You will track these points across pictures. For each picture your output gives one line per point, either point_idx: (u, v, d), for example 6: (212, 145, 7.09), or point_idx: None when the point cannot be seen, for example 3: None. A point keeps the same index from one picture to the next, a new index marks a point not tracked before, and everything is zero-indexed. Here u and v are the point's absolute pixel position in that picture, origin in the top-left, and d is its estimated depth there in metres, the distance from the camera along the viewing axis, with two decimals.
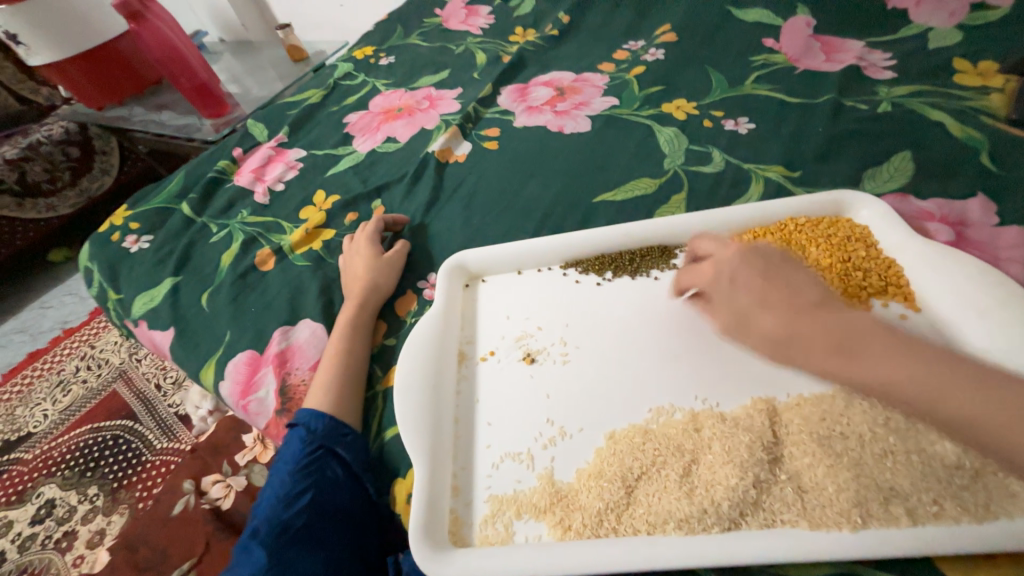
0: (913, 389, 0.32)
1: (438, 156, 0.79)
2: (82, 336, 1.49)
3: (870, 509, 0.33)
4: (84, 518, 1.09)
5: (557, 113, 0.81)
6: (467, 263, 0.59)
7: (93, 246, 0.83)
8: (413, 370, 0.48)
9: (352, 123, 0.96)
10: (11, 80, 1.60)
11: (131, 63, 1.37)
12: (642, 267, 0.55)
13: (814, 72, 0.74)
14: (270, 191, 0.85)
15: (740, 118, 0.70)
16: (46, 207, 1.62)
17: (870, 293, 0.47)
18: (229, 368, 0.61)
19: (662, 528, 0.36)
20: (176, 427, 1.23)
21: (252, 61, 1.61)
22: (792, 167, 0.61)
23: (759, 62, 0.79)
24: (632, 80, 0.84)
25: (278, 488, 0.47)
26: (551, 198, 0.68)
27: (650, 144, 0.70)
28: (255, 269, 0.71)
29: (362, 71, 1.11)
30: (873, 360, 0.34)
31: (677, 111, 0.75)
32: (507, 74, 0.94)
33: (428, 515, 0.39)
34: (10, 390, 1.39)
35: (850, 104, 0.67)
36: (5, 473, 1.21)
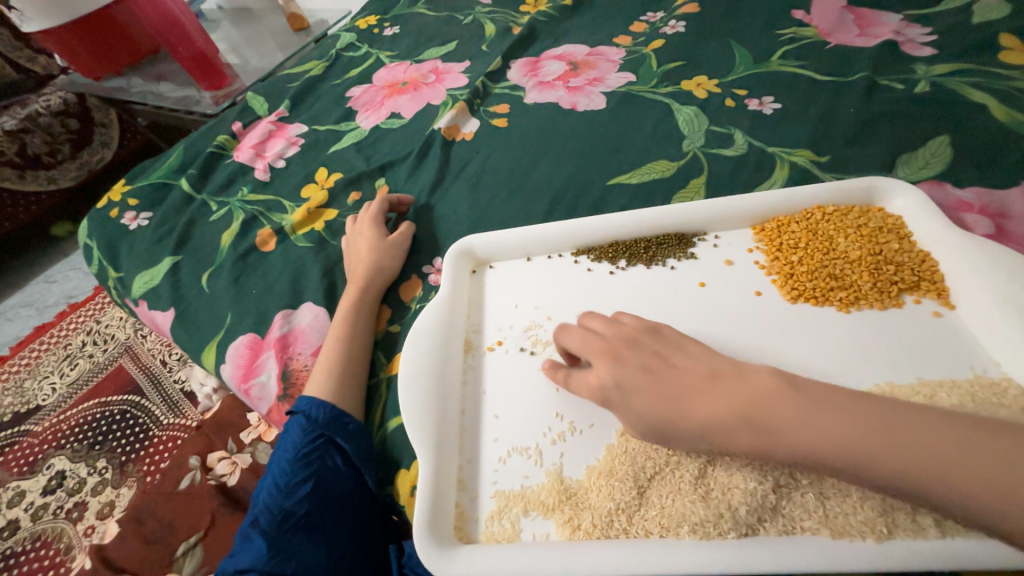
0: (894, 465, 0.26)
1: (444, 133, 0.76)
2: (87, 311, 1.49)
3: (895, 519, 0.32)
4: (94, 489, 1.11)
5: (569, 89, 0.77)
6: (475, 248, 0.57)
7: (92, 222, 0.81)
8: (418, 360, 0.46)
9: (355, 97, 0.92)
10: (9, 47, 1.56)
11: (133, 34, 1.32)
12: (658, 256, 0.52)
13: (846, 48, 0.69)
14: (270, 168, 0.82)
15: (765, 97, 0.66)
16: (47, 180, 1.59)
17: (902, 288, 0.45)
18: (230, 352, 0.60)
19: (675, 531, 0.34)
20: (182, 403, 1.24)
21: (252, 30, 1.55)
22: (820, 151, 0.58)
23: (787, 36, 0.74)
24: (650, 54, 0.79)
25: (277, 477, 0.46)
26: (563, 181, 0.64)
27: (669, 123, 0.66)
28: (256, 249, 0.69)
29: (366, 42, 1.06)
30: (827, 442, 0.28)
31: (698, 88, 0.71)
32: (518, 46, 0.89)
33: (434, 510, 0.38)
34: (18, 363, 1.40)
35: (884, 84, 0.63)
36: (16, 444, 1.23)
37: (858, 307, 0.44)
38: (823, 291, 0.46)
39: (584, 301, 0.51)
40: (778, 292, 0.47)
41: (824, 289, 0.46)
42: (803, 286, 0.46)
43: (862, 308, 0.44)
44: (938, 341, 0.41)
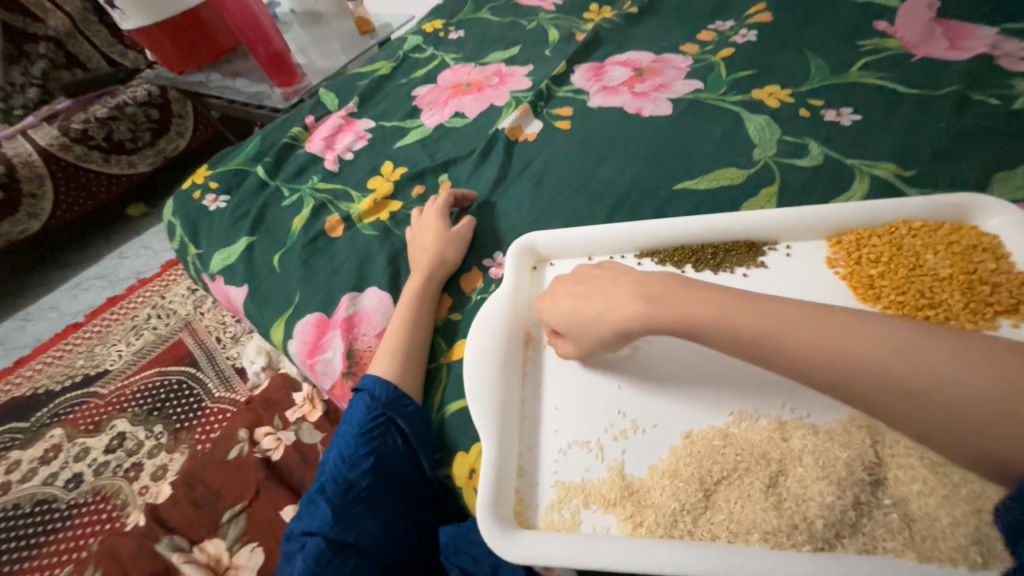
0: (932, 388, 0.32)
1: (508, 133, 0.78)
2: (153, 287, 1.61)
3: (992, 549, 0.30)
4: (150, 452, 1.20)
5: (635, 95, 0.77)
6: (537, 244, 0.57)
7: (176, 201, 0.88)
8: (483, 346, 0.48)
9: (421, 96, 0.95)
10: (103, 43, 1.77)
11: (212, 31, 1.43)
12: (727, 263, 0.51)
13: (934, 61, 0.67)
14: (339, 159, 0.86)
15: (843, 109, 0.64)
16: (128, 163, 1.74)
17: (999, 311, 0.42)
18: (298, 328, 0.63)
19: (745, 537, 0.34)
20: (233, 378, 1.32)
21: (321, 33, 1.64)
22: (904, 165, 0.56)
23: (868, 47, 0.72)
24: (718, 62, 0.78)
25: (343, 449, 0.49)
26: (625, 183, 0.65)
27: (737, 131, 0.65)
28: (325, 234, 0.73)
29: (431, 44, 1.10)
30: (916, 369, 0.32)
31: (769, 98, 0.69)
32: (582, 53, 0.90)
33: (496, 493, 0.39)
34: (91, 330, 1.52)
35: (978, 98, 0.60)
36: (83, 404, 1.33)
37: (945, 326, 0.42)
38: (911, 307, 0.44)
39: None
40: (859, 302, 0.46)
41: (911, 305, 0.44)
42: (887, 298, 0.45)
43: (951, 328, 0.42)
44: None
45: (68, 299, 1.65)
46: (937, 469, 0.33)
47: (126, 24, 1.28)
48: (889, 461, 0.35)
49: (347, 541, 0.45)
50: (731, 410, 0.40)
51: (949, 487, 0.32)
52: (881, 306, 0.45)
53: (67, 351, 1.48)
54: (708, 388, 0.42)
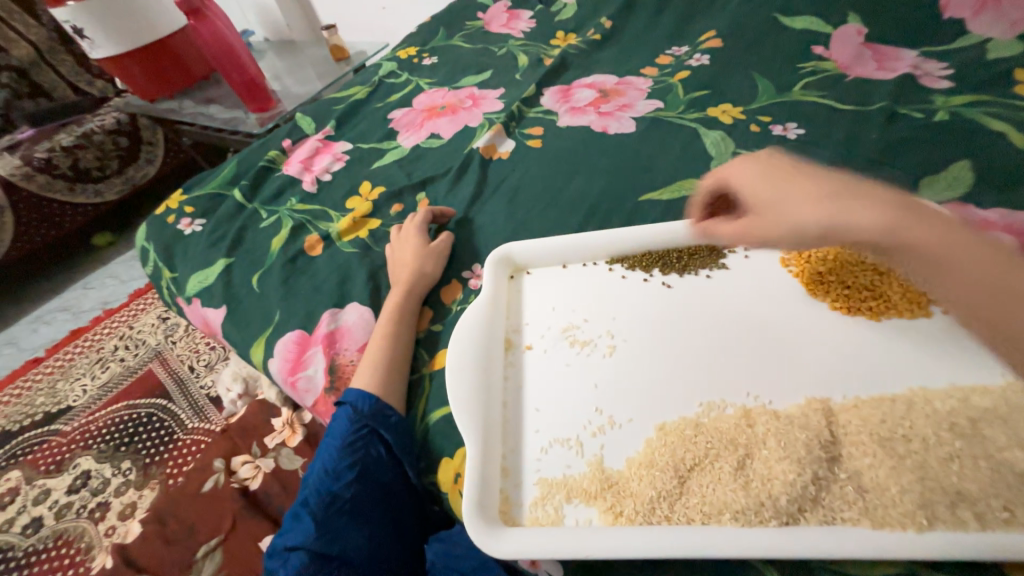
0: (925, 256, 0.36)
1: (482, 152, 0.81)
2: (121, 317, 1.56)
3: (936, 512, 0.33)
4: (118, 490, 1.14)
5: (600, 114, 0.82)
6: (514, 255, 0.60)
7: (150, 227, 0.88)
8: (465, 353, 0.49)
9: (397, 119, 0.98)
10: (70, 73, 1.76)
11: (184, 59, 1.44)
12: (691, 266, 0.55)
13: (865, 80, 0.74)
14: (317, 181, 0.87)
15: (789, 124, 0.70)
16: (94, 192, 1.70)
17: (931, 299, 0.46)
18: (278, 347, 0.63)
19: (717, 518, 0.36)
20: (207, 408, 1.28)
21: (296, 60, 1.67)
22: (844, 172, 0.61)
23: (808, 69, 0.79)
24: (676, 84, 0.84)
25: (326, 462, 0.49)
26: (595, 196, 0.68)
27: (696, 146, 0.70)
28: (305, 253, 0.73)
29: (406, 70, 1.14)
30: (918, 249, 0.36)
31: (723, 115, 0.75)
32: (550, 76, 0.95)
33: (481, 493, 0.40)
34: (53, 364, 1.45)
35: (904, 112, 0.66)
36: (44, 443, 1.26)
37: (886, 316, 0.46)
38: (855, 299, 0.47)
39: (620, 305, 0.53)
40: (810, 297, 0.49)
41: (856, 298, 0.47)
42: (835, 291, 0.48)
43: (891, 317, 0.46)
44: (968, 348, 0.43)
45: (28, 334, 1.58)
46: (885, 442, 0.36)
47: (95, 52, 1.30)
48: (843, 439, 0.38)
49: (331, 553, 0.46)
50: (700, 401, 0.43)
51: (897, 458, 0.35)
52: (830, 299, 0.49)
53: (27, 387, 1.40)
54: (678, 382, 0.44)
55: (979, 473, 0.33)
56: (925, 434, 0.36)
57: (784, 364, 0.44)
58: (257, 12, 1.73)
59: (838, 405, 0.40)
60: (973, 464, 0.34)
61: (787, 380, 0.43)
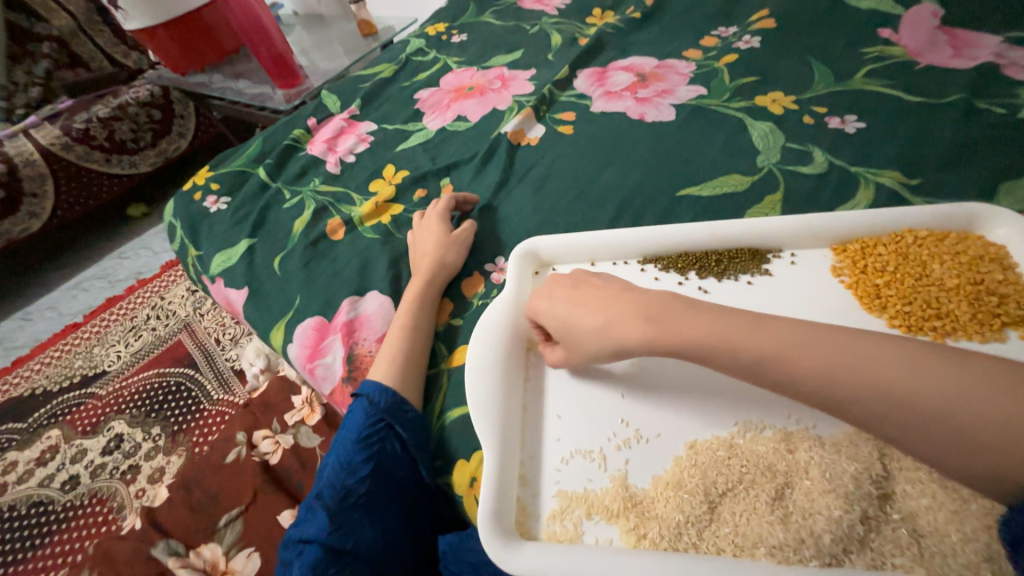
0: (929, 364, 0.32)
1: (511, 137, 0.77)
2: (152, 287, 1.60)
3: (1003, 566, 0.29)
4: (147, 454, 1.19)
5: (638, 100, 0.77)
6: (540, 249, 0.57)
7: (177, 203, 0.88)
8: (485, 352, 0.47)
9: (423, 99, 0.95)
10: (107, 43, 1.77)
11: (217, 35, 1.44)
12: (730, 270, 0.51)
13: (938, 69, 0.66)
14: (341, 162, 0.85)
15: (848, 116, 0.64)
16: (130, 164, 1.74)
17: (1007, 322, 0.41)
18: (298, 332, 0.62)
19: (750, 551, 0.33)
20: (231, 380, 1.31)
21: (324, 35, 1.64)
22: (909, 173, 0.55)
23: (872, 54, 0.72)
24: (722, 68, 0.78)
25: (341, 454, 0.48)
26: (629, 189, 0.64)
27: (742, 138, 0.65)
28: (326, 237, 0.72)
29: (434, 47, 1.10)
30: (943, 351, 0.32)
31: (773, 104, 0.69)
32: (585, 57, 0.90)
33: (497, 502, 0.39)
34: (89, 330, 1.51)
35: (983, 107, 0.60)
36: (81, 405, 1.32)
37: (953, 338, 0.41)
38: (918, 318, 0.43)
39: None
40: (863, 311, 0.45)
41: (917, 316, 0.43)
42: (893, 308, 0.44)
43: (959, 339, 0.41)
44: None
45: (68, 300, 1.64)
46: (947, 483, 0.33)
47: (129, 24, 1.30)
48: (897, 475, 0.34)
49: (345, 548, 0.45)
50: (737, 419, 0.40)
51: (959, 501, 0.32)
52: (888, 316, 0.44)
53: (66, 351, 1.47)
54: (714, 396, 0.41)
55: None
56: None
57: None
58: None
59: None
60: None
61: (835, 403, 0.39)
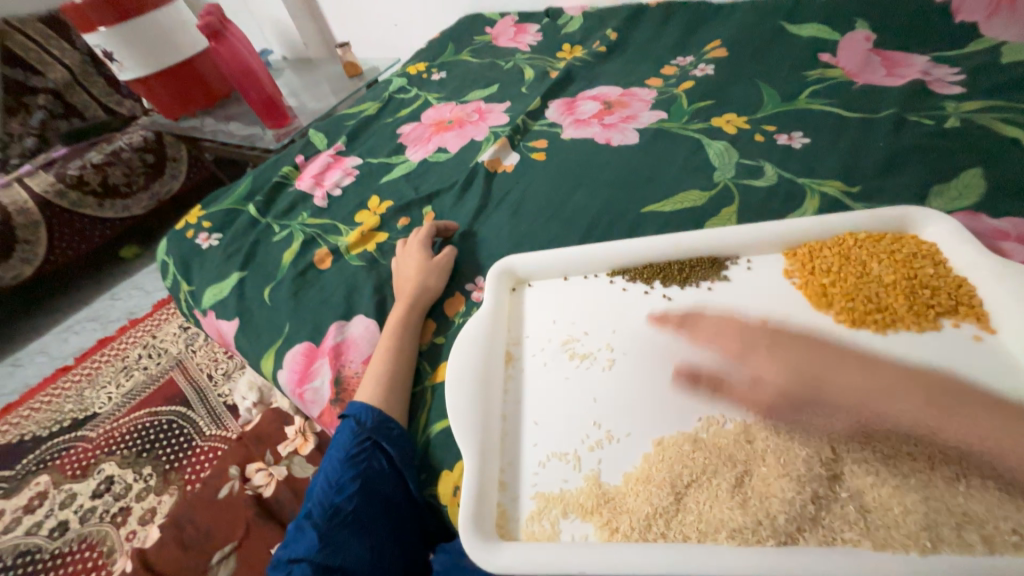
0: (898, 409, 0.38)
1: (487, 165, 0.82)
2: (144, 326, 1.61)
3: (940, 533, 0.32)
4: (138, 495, 1.17)
5: (604, 126, 0.83)
6: (515, 268, 0.60)
7: (170, 241, 0.91)
8: (464, 366, 0.50)
9: (405, 134, 1.01)
10: (102, 93, 1.84)
11: (207, 79, 1.51)
12: (692, 277, 0.54)
13: (873, 87, 0.73)
14: (328, 195, 0.90)
15: (794, 133, 0.69)
16: (122, 207, 1.78)
17: (939, 312, 0.45)
18: (287, 358, 0.64)
19: (713, 536, 0.36)
20: (224, 415, 1.31)
21: (312, 77, 1.72)
22: (851, 182, 0.60)
23: (815, 76, 0.78)
24: (680, 94, 0.84)
25: (330, 474, 0.51)
26: (598, 208, 0.69)
27: (700, 156, 0.70)
28: (315, 266, 0.75)
29: (415, 85, 1.17)
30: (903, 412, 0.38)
31: (727, 125, 0.75)
32: (555, 89, 0.96)
33: (477, 506, 0.41)
34: (81, 372, 1.51)
35: (914, 119, 0.65)
36: (71, 448, 1.31)
37: (893, 330, 0.45)
38: (861, 312, 0.46)
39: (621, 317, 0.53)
40: (812, 308, 0.49)
41: (861, 310, 0.46)
42: (839, 304, 0.48)
43: (899, 330, 0.45)
44: (976, 365, 0.41)
45: (59, 343, 1.65)
46: (889, 461, 0.35)
47: (124, 74, 1.37)
48: (846, 457, 0.37)
49: (334, 565, 0.46)
50: (700, 415, 0.42)
51: (900, 476, 0.35)
52: (834, 312, 0.48)
53: (56, 394, 1.46)
54: (678, 395, 0.44)
55: (984, 493, 0.33)
56: (932, 451, 0.35)
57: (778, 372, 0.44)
58: (276, 32, 1.80)
59: None
60: (979, 484, 0.33)
61: None
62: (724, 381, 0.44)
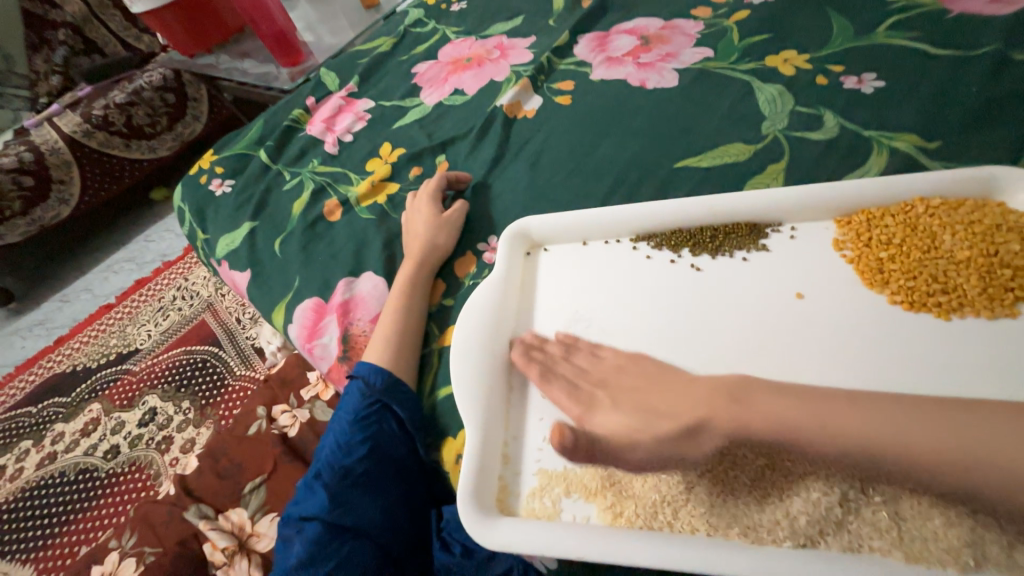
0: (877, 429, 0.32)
1: (506, 110, 0.75)
2: (176, 269, 1.67)
3: (987, 550, 0.29)
4: (179, 426, 1.27)
5: (639, 66, 0.73)
6: (530, 229, 0.56)
7: (185, 187, 0.90)
8: (470, 335, 0.47)
9: (420, 73, 0.93)
10: (119, 27, 1.79)
11: (221, 14, 1.44)
12: (725, 246, 0.49)
13: (973, 17, 0.60)
14: (339, 141, 0.85)
15: (866, 75, 0.59)
16: (148, 148, 1.78)
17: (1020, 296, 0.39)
18: (298, 312, 0.64)
19: (724, 531, 0.34)
20: (252, 357, 1.37)
21: (327, 8, 1.60)
22: (928, 137, 0.51)
23: (899, 3, 0.65)
24: (732, 26, 0.73)
25: (340, 434, 0.51)
26: (625, 162, 0.62)
27: (748, 102, 0.61)
28: (324, 219, 0.73)
29: (433, 17, 1.07)
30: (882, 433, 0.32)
31: (784, 64, 0.64)
32: (587, 21, 0.85)
33: (479, 480, 0.40)
34: (122, 310, 1.60)
35: (1020, 59, 0.54)
36: (117, 380, 1.41)
37: (956, 315, 0.39)
38: (922, 294, 0.41)
39: (643, 287, 0.49)
40: (864, 287, 0.43)
41: (922, 292, 0.41)
42: (896, 284, 0.42)
43: (964, 316, 0.39)
44: None
45: (100, 281, 1.73)
46: None
47: (137, 7, 1.29)
48: None
49: (346, 524, 0.47)
50: None
51: None
52: (889, 292, 0.42)
53: (102, 330, 1.56)
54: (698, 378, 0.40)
55: None
56: None
57: (794, 350, 0.41)
58: None
59: None
60: None
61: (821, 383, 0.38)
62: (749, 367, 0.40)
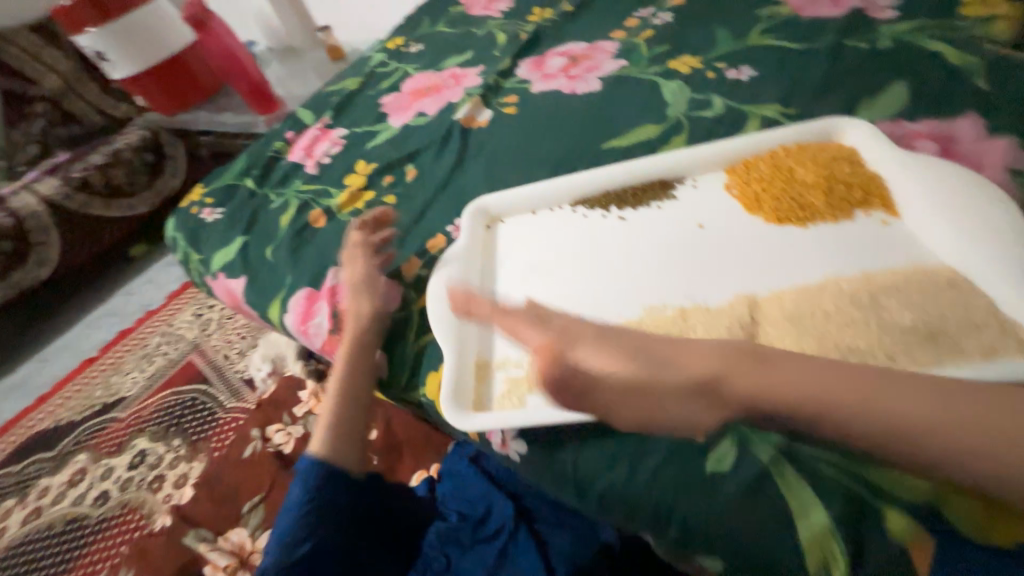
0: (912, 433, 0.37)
1: (463, 123, 0.88)
2: (160, 316, 1.70)
3: None
4: (171, 463, 1.27)
5: (570, 78, 0.88)
6: (487, 207, 0.67)
7: (176, 218, 0.98)
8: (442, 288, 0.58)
9: (386, 104, 1.06)
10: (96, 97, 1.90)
11: (196, 74, 1.55)
12: (645, 199, 0.61)
13: (818, 18, 0.77)
14: (318, 164, 0.96)
15: (743, 67, 0.74)
16: (128, 205, 1.85)
17: (855, 205, 0.52)
18: (291, 302, 0.72)
19: None
20: (242, 389, 1.38)
21: (297, 63, 1.76)
22: (789, 104, 0.66)
23: (766, 14, 0.82)
24: (641, 42, 0.89)
25: (285, 530, 0.57)
26: (564, 150, 0.75)
27: (656, 96, 0.76)
28: (310, 226, 0.82)
29: (394, 59, 1.22)
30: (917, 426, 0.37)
31: (683, 66, 0.80)
32: (525, 49, 1.01)
33: (458, 390, 0.50)
34: (107, 361, 1.61)
35: (851, 44, 0.70)
36: (104, 429, 1.41)
37: (814, 223, 0.52)
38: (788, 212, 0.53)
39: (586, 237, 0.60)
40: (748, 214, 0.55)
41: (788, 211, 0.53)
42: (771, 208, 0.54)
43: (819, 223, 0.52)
44: (884, 245, 0.49)
45: (82, 337, 1.74)
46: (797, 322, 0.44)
47: (117, 74, 1.43)
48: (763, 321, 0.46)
49: None
50: (646, 304, 0.51)
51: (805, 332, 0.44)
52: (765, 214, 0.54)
53: (85, 383, 1.56)
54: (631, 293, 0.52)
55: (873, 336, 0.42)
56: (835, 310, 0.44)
57: (702, 263, 0.52)
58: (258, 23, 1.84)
59: (762, 297, 0.48)
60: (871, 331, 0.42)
61: (721, 284, 0.50)
62: (669, 280, 0.52)
